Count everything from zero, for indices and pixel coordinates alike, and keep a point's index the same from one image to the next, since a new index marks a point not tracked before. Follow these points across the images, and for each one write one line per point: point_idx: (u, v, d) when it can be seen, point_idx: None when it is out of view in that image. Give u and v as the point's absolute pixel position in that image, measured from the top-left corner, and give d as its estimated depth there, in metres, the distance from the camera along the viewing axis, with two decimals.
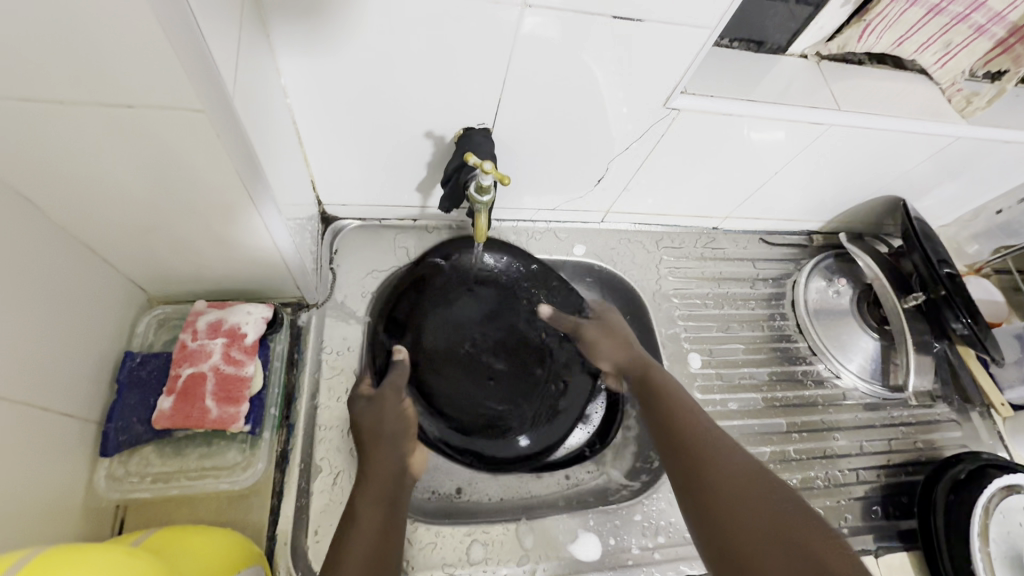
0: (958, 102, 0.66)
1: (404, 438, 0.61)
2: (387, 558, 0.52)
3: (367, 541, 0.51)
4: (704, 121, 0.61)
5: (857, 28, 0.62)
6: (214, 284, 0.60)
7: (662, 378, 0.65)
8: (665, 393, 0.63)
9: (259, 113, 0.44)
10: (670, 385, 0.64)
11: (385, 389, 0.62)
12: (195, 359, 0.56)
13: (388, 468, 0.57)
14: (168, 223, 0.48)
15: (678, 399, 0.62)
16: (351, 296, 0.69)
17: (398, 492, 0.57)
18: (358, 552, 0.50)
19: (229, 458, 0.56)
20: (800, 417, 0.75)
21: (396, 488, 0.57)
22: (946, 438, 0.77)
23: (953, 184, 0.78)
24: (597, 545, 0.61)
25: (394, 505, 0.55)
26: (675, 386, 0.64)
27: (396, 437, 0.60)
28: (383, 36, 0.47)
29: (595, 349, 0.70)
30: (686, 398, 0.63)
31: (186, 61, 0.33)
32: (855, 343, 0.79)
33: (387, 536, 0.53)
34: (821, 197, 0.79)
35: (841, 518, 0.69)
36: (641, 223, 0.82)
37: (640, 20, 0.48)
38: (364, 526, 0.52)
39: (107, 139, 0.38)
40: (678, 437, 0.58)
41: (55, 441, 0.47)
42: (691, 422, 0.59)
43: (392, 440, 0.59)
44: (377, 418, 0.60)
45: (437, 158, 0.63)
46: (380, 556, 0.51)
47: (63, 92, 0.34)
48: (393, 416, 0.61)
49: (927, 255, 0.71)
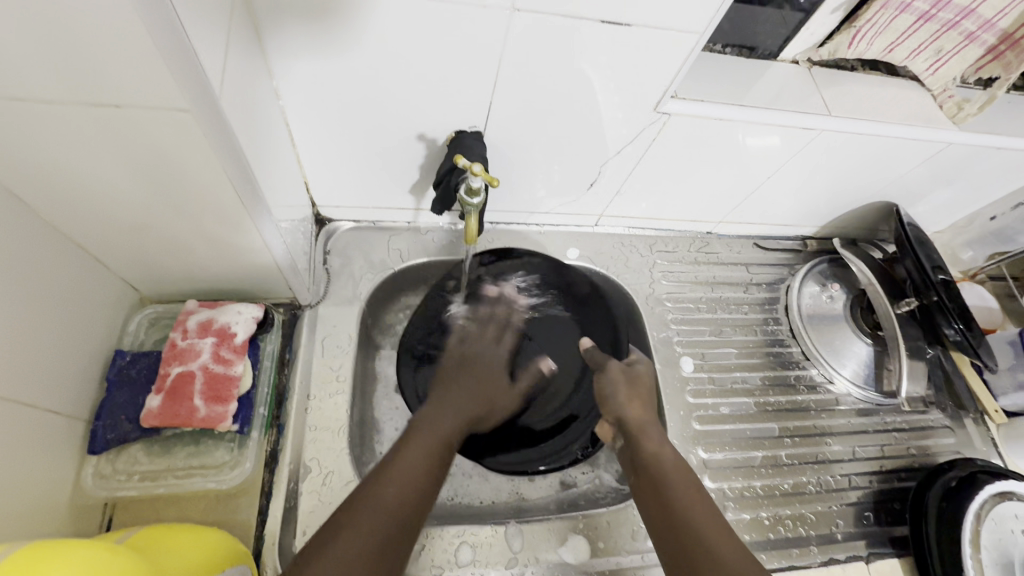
0: (950, 108, 0.67)
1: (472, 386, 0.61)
2: (424, 507, 0.49)
3: (410, 481, 0.49)
4: (696, 126, 0.61)
5: (847, 35, 0.62)
6: (205, 284, 0.60)
7: (672, 466, 0.55)
8: (676, 496, 0.52)
9: (249, 118, 0.45)
10: (685, 484, 0.54)
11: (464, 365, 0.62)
12: (184, 359, 0.56)
13: (455, 412, 0.57)
14: (157, 223, 0.48)
15: (695, 508, 0.51)
16: (343, 296, 0.69)
17: (453, 438, 0.55)
18: (400, 489, 0.48)
19: (217, 458, 0.56)
20: (792, 422, 0.75)
21: (454, 434, 0.55)
22: (939, 444, 0.77)
23: (946, 191, 0.79)
24: (586, 547, 0.61)
25: (446, 452, 0.54)
26: (691, 486, 0.54)
27: (474, 395, 0.60)
28: (375, 40, 0.48)
29: (605, 398, 0.63)
30: (700, 498, 0.53)
31: (173, 63, 0.33)
32: (848, 348, 0.79)
33: (427, 480, 0.50)
34: (814, 202, 0.80)
35: (833, 524, 0.69)
36: (634, 227, 0.82)
37: (630, 25, 0.49)
38: (407, 464, 0.50)
39: (94, 138, 0.38)
40: (695, 560, 0.47)
41: (43, 438, 0.48)
42: (712, 539, 0.49)
43: (469, 393, 0.60)
44: (474, 372, 0.62)
45: (429, 161, 0.64)
46: (418, 504, 0.48)
47: (51, 91, 0.34)
48: (471, 390, 0.60)
49: (919, 259, 0.72)
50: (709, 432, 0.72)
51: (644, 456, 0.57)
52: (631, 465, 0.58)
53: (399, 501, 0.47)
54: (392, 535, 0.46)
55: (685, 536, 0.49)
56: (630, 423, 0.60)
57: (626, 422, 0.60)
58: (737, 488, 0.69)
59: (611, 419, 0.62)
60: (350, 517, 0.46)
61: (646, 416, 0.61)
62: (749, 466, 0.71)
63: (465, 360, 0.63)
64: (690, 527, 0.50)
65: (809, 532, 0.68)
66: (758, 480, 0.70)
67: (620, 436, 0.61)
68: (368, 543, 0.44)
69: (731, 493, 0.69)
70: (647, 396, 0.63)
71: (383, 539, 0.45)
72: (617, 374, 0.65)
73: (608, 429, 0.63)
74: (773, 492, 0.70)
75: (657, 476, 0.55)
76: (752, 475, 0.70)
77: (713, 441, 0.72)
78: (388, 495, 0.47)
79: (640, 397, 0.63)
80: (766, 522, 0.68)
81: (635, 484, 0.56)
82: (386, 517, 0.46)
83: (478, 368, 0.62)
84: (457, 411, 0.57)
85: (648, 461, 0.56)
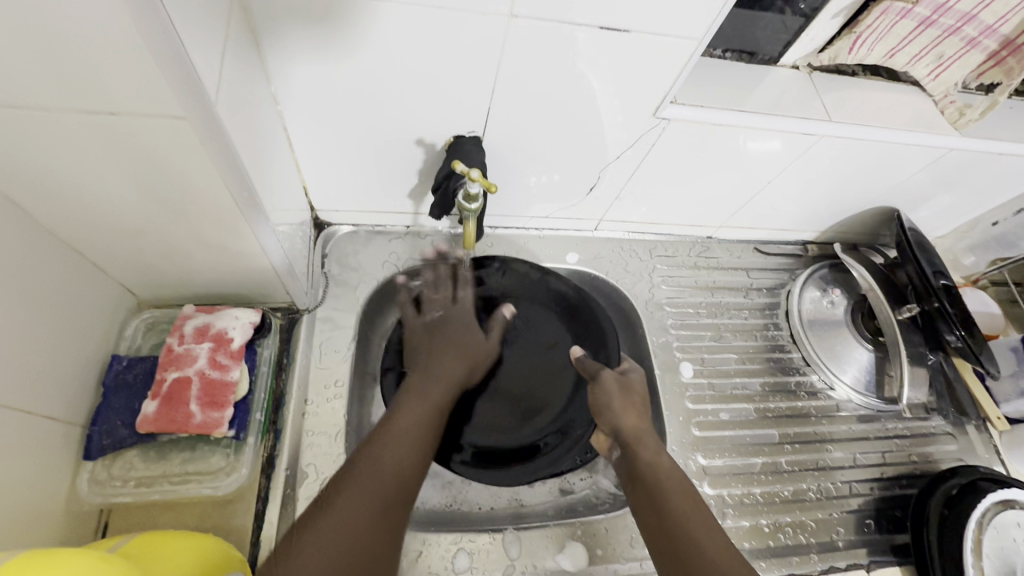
0: (951, 114, 0.66)
1: (455, 344, 0.64)
2: (417, 470, 0.53)
3: (404, 451, 0.53)
4: (695, 132, 0.61)
5: (848, 40, 0.62)
6: (203, 289, 0.60)
7: (668, 475, 0.56)
8: (675, 508, 0.53)
9: (247, 123, 0.45)
10: (682, 495, 0.54)
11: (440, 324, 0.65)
12: (181, 364, 0.56)
13: (443, 379, 0.61)
14: (153, 229, 0.48)
15: (694, 521, 0.52)
16: (341, 300, 0.69)
17: (444, 402, 0.59)
18: (394, 458, 0.52)
19: (213, 463, 0.56)
20: (792, 429, 0.75)
21: (443, 398, 0.59)
22: (941, 451, 0.77)
23: (948, 197, 0.78)
24: (584, 554, 0.61)
25: (438, 417, 0.58)
26: (688, 496, 0.54)
27: (456, 358, 0.63)
28: (374, 47, 0.48)
29: (601, 408, 0.62)
30: (697, 509, 0.53)
31: (170, 72, 0.33)
32: (849, 354, 0.79)
33: (418, 446, 0.54)
34: (815, 207, 0.79)
35: (834, 532, 0.69)
36: (634, 231, 0.82)
37: (627, 32, 0.49)
38: (398, 434, 0.54)
39: (89, 145, 0.38)
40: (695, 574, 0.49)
41: (39, 444, 0.47)
42: (710, 553, 0.50)
43: (450, 357, 0.63)
44: (449, 337, 0.64)
45: (427, 165, 0.63)
46: (415, 469, 0.53)
47: (46, 97, 0.34)
48: (449, 357, 0.63)
49: (921, 267, 0.71)
50: (708, 439, 0.72)
51: (641, 468, 0.56)
52: (628, 474, 0.58)
53: (394, 470, 0.51)
54: (390, 502, 0.50)
55: (686, 552, 0.50)
56: (626, 434, 0.59)
57: (622, 433, 0.60)
58: (736, 495, 0.69)
59: (607, 429, 0.61)
60: (343, 487, 0.49)
61: (644, 425, 0.60)
62: (749, 473, 0.71)
63: (442, 330, 0.65)
64: (690, 541, 0.51)
65: (809, 540, 0.67)
66: (758, 487, 0.70)
67: (615, 446, 0.61)
68: (364, 515, 0.48)
69: (731, 500, 0.68)
70: (641, 406, 0.62)
71: (383, 503, 0.49)
72: (611, 383, 0.63)
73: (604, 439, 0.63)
74: (773, 499, 0.69)
75: (655, 487, 0.55)
76: (751, 481, 0.70)
77: (712, 447, 0.71)
78: (385, 465, 0.51)
79: (633, 404, 0.62)
80: (766, 529, 0.67)
81: (632, 494, 0.56)
82: (383, 486, 0.50)
83: (453, 330, 0.65)
84: (445, 375, 0.61)
85: (647, 473, 0.56)
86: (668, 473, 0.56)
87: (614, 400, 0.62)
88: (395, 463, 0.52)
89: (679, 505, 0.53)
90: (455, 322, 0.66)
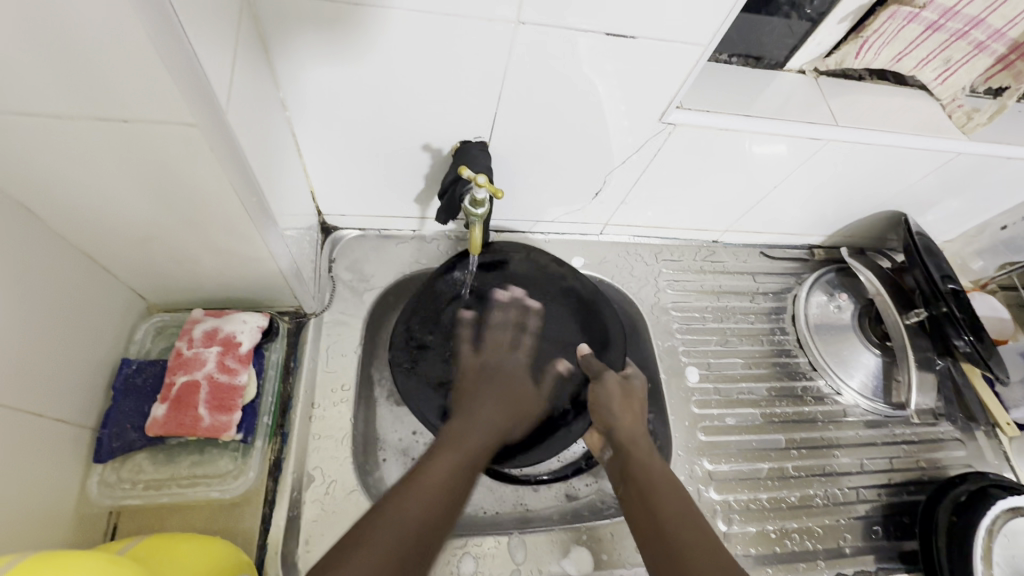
0: (959, 117, 0.66)
1: (502, 391, 0.61)
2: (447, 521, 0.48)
3: (434, 496, 0.49)
4: (702, 137, 0.61)
5: (854, 45, 0.63)
6: (212, 293, 0.60)
7: (659, 475, 0.55)
8: (664, 506, 0.52)
9: (256, 130, 0.45)
10: (672, 495, 0.53)
11: (494, 370, 0.63)
12: (190, 367, 0.57)
13: (484, 426, 0.58)
14: (162, 234, 0.49)
15: (682, 520, 0.51)
16: (348, 304, 0.69)
17: (479, 456, 0.55)
18: (423, 504, 0.48)
19: (220, 467, 0.56)
20: (799, 434, 0.74)
21: (480, 451, 0.55)
22: (949, 457, 0.76)
23: (956, 201, 0.78)
24: (589, 559, 0.61)
25: (471, 471, 0.53)
26: (679, 496, 0.53)
27: (502, 405, 0.60)
28: (382, 52, 0.48)
29: (598, 406, 0.62)
30: (687, 508, 0.52)
31: (181, 80, 0.34)
32: (856, 359, 0.78)
33: (450, 498, 0.50)
34: (822, 211, 0.79)
35: (841, 538, 0.68)
36: (640, 235, 0.82)
37: (632, 37, 0.49)
38: (429, 482, 0.50)
39: (101, 152, 0.39)
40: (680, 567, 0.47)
41: (50, 447, 0.48)
42: (698, 549, 0.49)
43: (496, 404, 0.60)
44: (496, 384, 0.62)
45: (434, 170, 0.64)
46: (443, 516, 0.48)
47: (60, 105, 0.35)
48: (495, 407, 0.60)
49: (928, 271, 0.71)
50: (715, 443, 0.72)
51: (631, 467, 0.56)
52: (621, 474, 0.57)
53: (417, 517, 0.47)
54: (411, 552, 0.44)
55: (673, 545, 0.49)
56: (620, 434, 0.59)
57: (615, 433, 0.60)
58: (742, 500, 0.69)
59: (602, 428, 0.61)
60: (365, 534, 0.44)
61: (638, 426, 0.60)
62: (755, 479, 0.70)
63: (493, 375, 0.63)
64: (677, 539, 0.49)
65: (816, 546, 0.67)
66: (764, 493, 0.69)
67: (608, 446, 0.61)
68: (376, 556, 0.43)
69: (737, 506, 0.68)
70: (640, 408, 0.62)
71: (402, 550, 0.44)
72: (613, 384, 0.63)
73: (598, 437, 0.63)
74: (780, 505, 0.69)
75: (645, 484, 0.54)
76: (757, 487, 0.70)
77: (718, 452, 0.71)
78: (412, 511, 0.47)
79: (631, 407, 0.61)
80: (773, 535, 0.67)
81: (624, 494, 0.56)
82: (404, 532, 0.45)
83: (507, 379, 0.63)
84: (486, 424, 0.58)
85: (637, 471, 0.56)
86: (659, 473, 0.55)
87: (609, 399, 0.62)
88: (421, 508, 0.47)
89: (669, 502, 0.53)
90: (508, 369, 0.64)
